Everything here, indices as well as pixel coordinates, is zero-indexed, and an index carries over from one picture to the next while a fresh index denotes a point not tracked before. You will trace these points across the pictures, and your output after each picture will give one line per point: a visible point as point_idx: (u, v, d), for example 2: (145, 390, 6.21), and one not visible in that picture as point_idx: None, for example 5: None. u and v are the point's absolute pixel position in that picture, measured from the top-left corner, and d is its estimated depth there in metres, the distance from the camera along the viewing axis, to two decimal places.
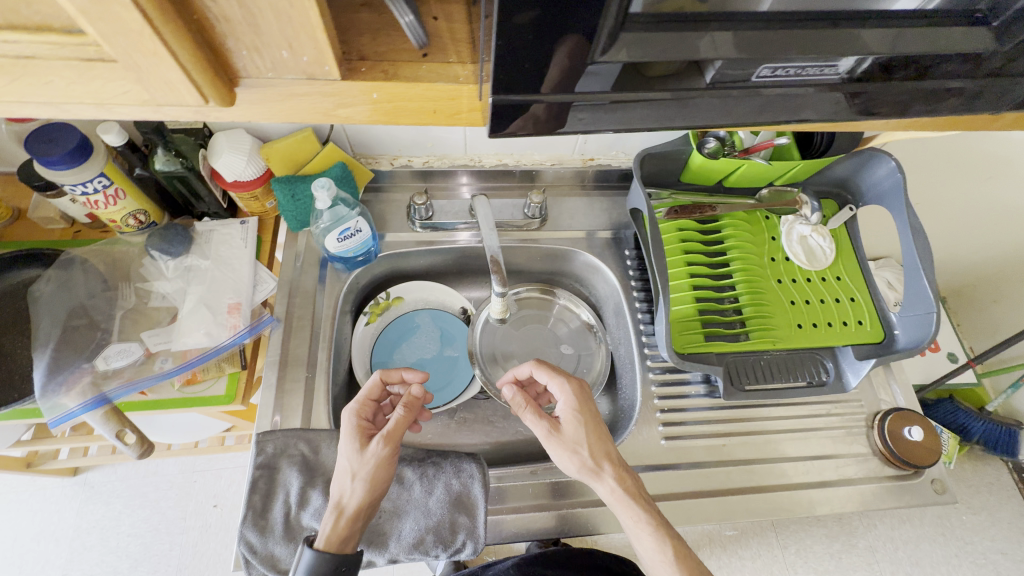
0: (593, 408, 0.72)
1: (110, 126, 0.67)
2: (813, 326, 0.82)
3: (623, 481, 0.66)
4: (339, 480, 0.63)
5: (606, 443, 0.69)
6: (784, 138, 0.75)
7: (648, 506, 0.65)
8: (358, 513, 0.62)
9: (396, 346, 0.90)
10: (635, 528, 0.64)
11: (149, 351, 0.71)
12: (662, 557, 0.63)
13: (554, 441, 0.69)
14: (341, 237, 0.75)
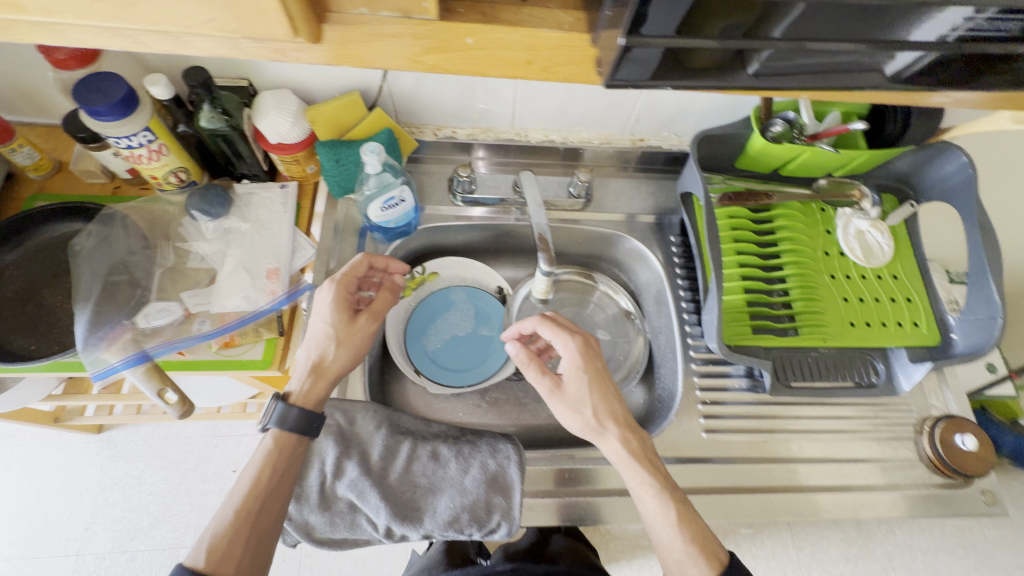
0: (598, 354, 0.69)
1: (157, 78, 0.65)
2: (867, 325, 0.78)
3: (622, 433, 0.65)
4: (320, 347, 0.66)
5: (612, 401, 0.67)
6: (859, 124, 0.71)
7: (653, 467, 0.64)
8: (330, 373, 0.66)
9: (430, 322, 0.88)
10: (638, 489, 0.63)
11: (188, 311, 0.70)
12: (664, 519, 0.61)
13: (558, 402, 0.67)
14: (384, 206, 0.73)
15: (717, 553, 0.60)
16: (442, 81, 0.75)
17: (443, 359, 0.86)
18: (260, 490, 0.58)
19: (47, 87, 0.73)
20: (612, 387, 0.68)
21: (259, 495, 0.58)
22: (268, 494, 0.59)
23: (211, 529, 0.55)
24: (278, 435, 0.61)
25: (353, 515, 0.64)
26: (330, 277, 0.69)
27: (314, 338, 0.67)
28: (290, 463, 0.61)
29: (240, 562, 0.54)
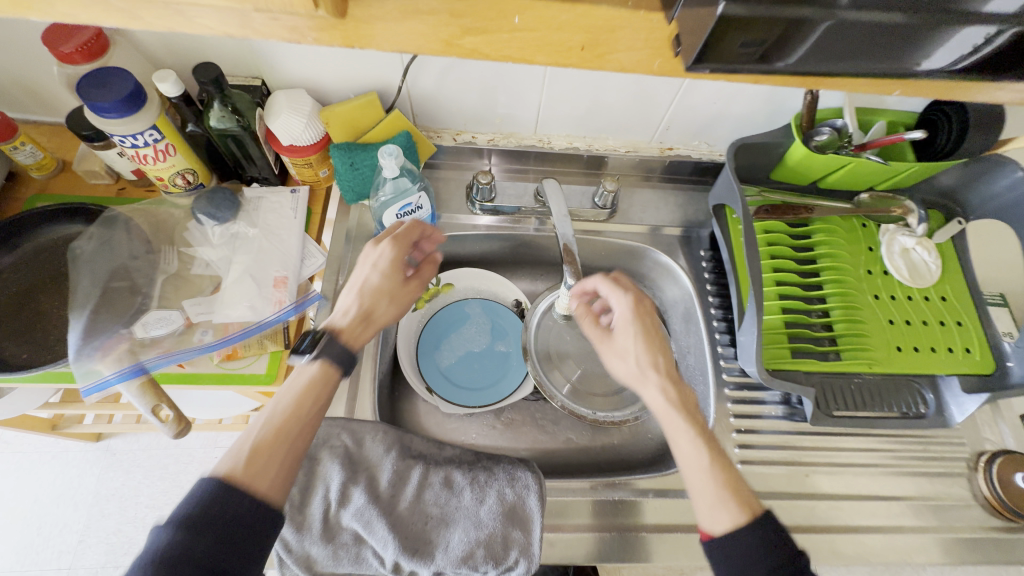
0: (648, 304, 0.63)
1: (166, 74, 0.62)
2: (915, 350, 0.73)
3: (663, 384, 0.58)
4: (361, 290, 0.61)
5: (657, 353, 0.59)
6: (915, 134, 0.65)
7: (698, 416, 0.56)
8: (364, 315, 0.60)
9: (444, 336, 0.84)
10: (675, 435, 0.55)
11: (189, 320, 0.66)
12: (701, 467, 0.53)
13: (608, 350, 0.62)
14: (400, 213, 0.69)
15: (757, 503, 0.51)
16: (463, 83, 0.71)
17: (456, 376, 0.81)
18: (300, 415, 0.52)
19: (53, 83, 0.70)
20: (659, 336, 0.61)
21: (298, 420, 0.51)
22: (304, 420, 0.52)
23: (247, 438, 0.49)
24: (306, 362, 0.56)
25: (358, 548, 0.59)
26: (392, 230, 0.64)
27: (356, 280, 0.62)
28: (320, 395, 0.54)
29: (268, 484, 0.47)
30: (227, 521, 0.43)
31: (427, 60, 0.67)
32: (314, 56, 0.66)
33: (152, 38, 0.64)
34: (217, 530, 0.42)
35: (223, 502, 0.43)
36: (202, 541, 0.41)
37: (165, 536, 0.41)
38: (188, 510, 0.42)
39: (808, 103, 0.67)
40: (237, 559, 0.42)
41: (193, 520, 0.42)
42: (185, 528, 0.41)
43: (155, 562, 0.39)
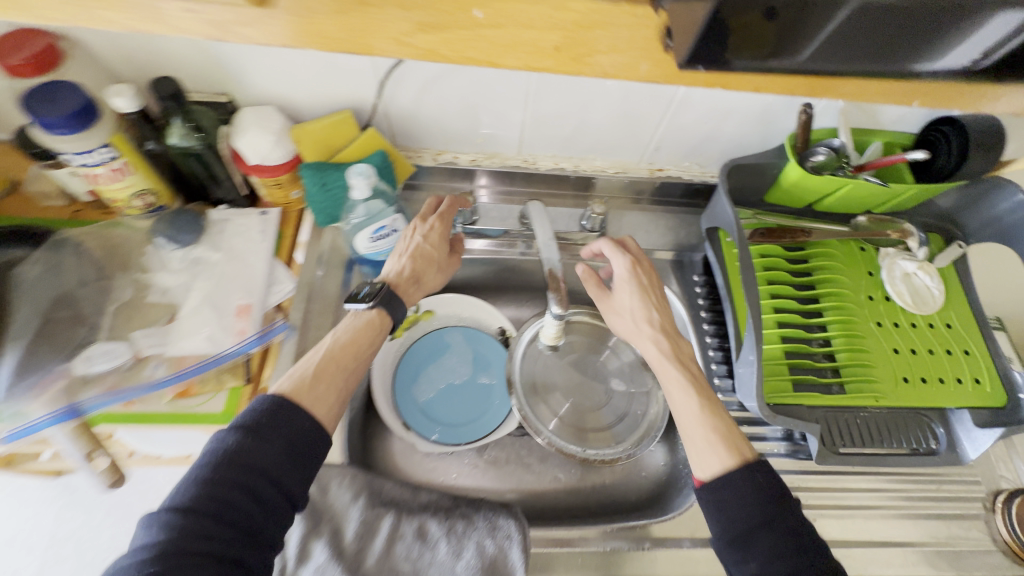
0: (650, 265, 0.69)
1: (122, 89, 0.57)
2: (923, 381, 0.68)
3: (655, 336, 0.63)
4: (413, 255, 0.64)
5: (653, 309, 0.65)
6: (920, 154, 0.62)
7: (690, 368, 0.60)
8: (411, 278, 0.64)
9: (423, 367, 0.78)
10: (668, 383, 0.60)
11: (138, 354, 0.61)
12: (693, 409, 0.56)
13: (614, 306, 0.67)
14: (374, 236, 0.64)
15: (743, 449, 0.52)
16: (443, 101, 0.68)
17: (436, 411, 0.75)
18: (351, 348, 0.57)
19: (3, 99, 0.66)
20: (660, 294, 0.66)
21: (351, 354, 0.56)
22: (356, 354, 0.57)
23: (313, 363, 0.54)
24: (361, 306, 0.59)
25: None
26: (442, 205, 0.67)
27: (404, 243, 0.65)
28: (372, 336, 0.59)
29: (324, 405, 0.52)
30: (286, 433, 0.47)
31: (402, 77, 0.63)
32: (284, 72, 0.62)
33: (110, 51, 0.60)
34: (279, 437, 0.47)
35: (286, 416, 0.48)
36: (266, 446, 0.46)
37: (231, 439, 0.46)
38: (252, 419, 0.47)
39: (803, 122, 0.64)
40: (295, 464, 0.47)
41: (258, 427, 0.47)
42: (249, 432, 0.46)
43: (225, 460, 0.45)
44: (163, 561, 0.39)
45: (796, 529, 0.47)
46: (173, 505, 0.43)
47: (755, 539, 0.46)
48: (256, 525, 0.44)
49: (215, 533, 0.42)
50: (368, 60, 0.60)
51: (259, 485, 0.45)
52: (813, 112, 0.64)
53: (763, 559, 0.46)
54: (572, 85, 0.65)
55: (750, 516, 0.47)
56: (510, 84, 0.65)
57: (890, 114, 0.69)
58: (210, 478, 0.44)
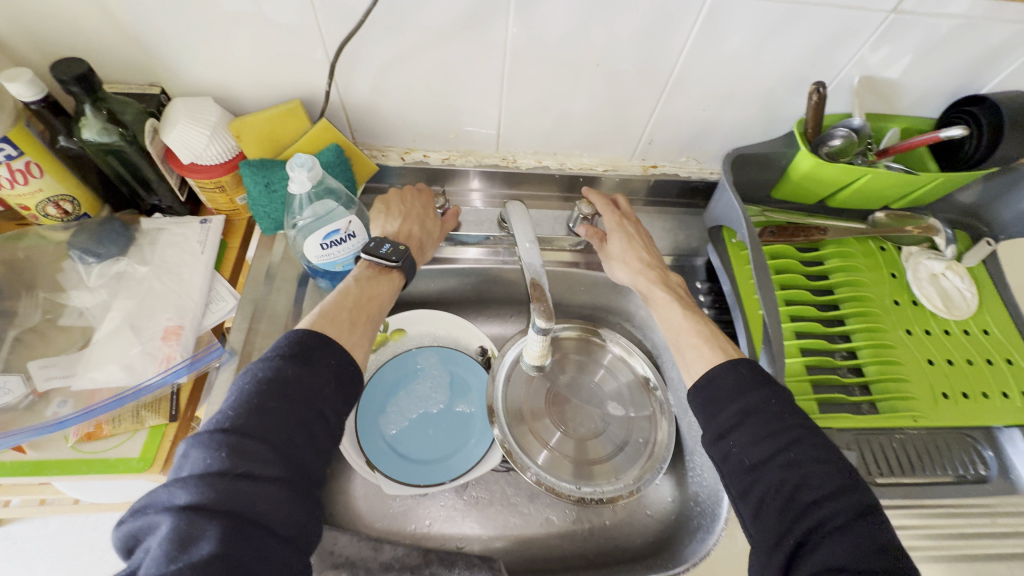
0: (632, 212, 0.69)
1: (20, 73, 0.48)
2: (965, 397, 0.59)
3: (645, 271, 0.63)
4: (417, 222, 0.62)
5: (642, 250, 0.65)
6: (956, 130, 0.55)
7: (682, 296, 0.61)
8: (414, 243, 0.62)
9: (391, 395, 0.68)
10: (662, 308, 0.60)
11: (37, 390, 0.50)
12: (688, 326, 0.57)
13: (609, 254, 0.66)
14: (325, 241, 0.55)
15: (724, 346, 0.54)
16: (406, 90, 0.60)
17: (405, 446, 0.64)
18: (379, 298, 0.55)
19: None
20: (648, 237, 0.67)
21: (377, 303, 0.55)
22: (382, 303, 0.56)
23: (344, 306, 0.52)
24: (381, 262, 0.57)
25: None
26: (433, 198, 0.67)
27: (405, 207, 0.64)
28: (392, 288, 0.57)
29: (360, 350, 0.50)
30: (336, 368, 0.45)
31: (358, 59, 0.55)
32: (220, 55, 0.54)
33: (14, 34, 0.51)
34: (329, 372, 0.45)
35: (334, 351, 0.46)
36: (319, 379, 0.44)
37: (283, 368, 0.42)
38: (301, 349, 0.44)
39: (814, 104, 0.57)
40: (343, 401, 0.45)
41: (309, 358, 0.44)
42: (300, 363, 0.44)
43: (281, 387, 0.41)
44: (225, 494, 0.35)
45: (780, 411, 0.45)
46: (226, 430, 0.38)
47: (736, 426, 0.45)
48: (312, 461, 0.41)
49: (273, 464, 0.38)
50: (316, 39, 0.53)
51: (313, 419, 0.42)
52: (825, 92, 0.56)
53: (745, 444, 0.44)
54: (553, 68, 0.57)
55: (732, 405, 0.46)
56: (483, 67, 0.57)
57: (908, 97, 0.62)
58: (267, 403, 0.40)
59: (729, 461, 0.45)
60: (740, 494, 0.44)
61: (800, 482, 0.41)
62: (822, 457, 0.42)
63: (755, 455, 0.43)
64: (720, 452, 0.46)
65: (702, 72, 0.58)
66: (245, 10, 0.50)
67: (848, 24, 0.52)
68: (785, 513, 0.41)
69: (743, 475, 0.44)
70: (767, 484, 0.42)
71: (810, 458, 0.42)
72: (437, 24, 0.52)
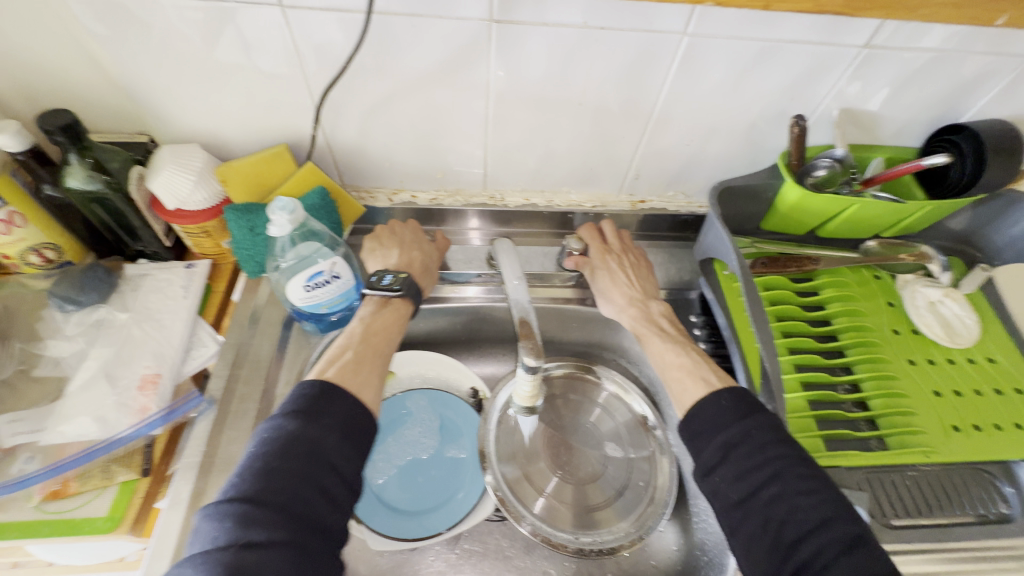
0: (620, 241, 0.68)
1: (7, 125, 0.49)
2: (977, 429, 0.56)
3: (628, 307, 0.62)
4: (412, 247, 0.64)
5: (627, 283, 0.64)
6: (940, 159, 0.55)
7: (666, 327, 0.60)
8: (419, 267, 0.63)
9: (379, 441, 0.65)
10: (646, 342, 0.58)
11: (5, 446, 0.48)
12: (670, 359, 0.55)
13: (596, 292, 0.65)
14: (308, 284, 0.54)
15: (706, 378, 0.52)
16: (392, 132, 0.60)
17: (393, 496, 0.61)
18: (384, 333, 0.55)
19: None
20: (635, 266, 0.66)
21: (383, 337, 0.55)
22: (389, 336, 0.55)
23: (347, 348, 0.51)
24: (383, 294, 0.57)
25: None
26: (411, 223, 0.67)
27: (398, 237, 0.64)
28: (399, 318, 0.58)
29: (370, 389, 0.48)
30: (342, 415, 0.43)
31: (344, 103, 0.56)
32: (207, 103, 0.55)
33: (5, 86, 0.53)
34: (335, 421, 0.43)
35: (339, 398, 0.44)
36: (324, 430, 0.42)
37: (285, 425, 0.41)
38: (304, 403, 0.43)
39: (796, 136, 0.57)
40: (354, 449, 0.43)
41: (314, 411, 0.42)
42: (304, 416, 0.42)
43: (286, 446, 0.40)
44: (229, 568, 0.33)
45: (763, 441, 0.43)
46: (233, 498, 0.37)
47: (721, 462, 0.44)
48: (326, 518, 0.39)
49: (278, 526, 0.36)
50: (302, 86, 0.54)
51: (322, 474, 0.40)
52: (806, 124, 0.57)
53: (730, 480, 0.42)
54: (537, 108, 0.58)
55: (716, 438, 0.45)
56: (467, 109, 0.58)
57: (889, 128, 0.62)
58: (273, 464, 0.39)
59: (719, 497, 0.43)
60: (731, 531, 0.42)
61: (785, 517, 0.39)
62: (807, 488, 0.40)
63: (739, 491, 0.42)
64: (708, 488, 0.44)
65: (683, 108, 0.59)
66: (231, 59, 0.51)
67: (821, 60, 0.53)
68: (773, 551, 0.39)
69: (730, 512, 0.42)
70: (753, 521, 0.40)
71: (792, 491, 0.40)
72: (420, 68, 0.53)
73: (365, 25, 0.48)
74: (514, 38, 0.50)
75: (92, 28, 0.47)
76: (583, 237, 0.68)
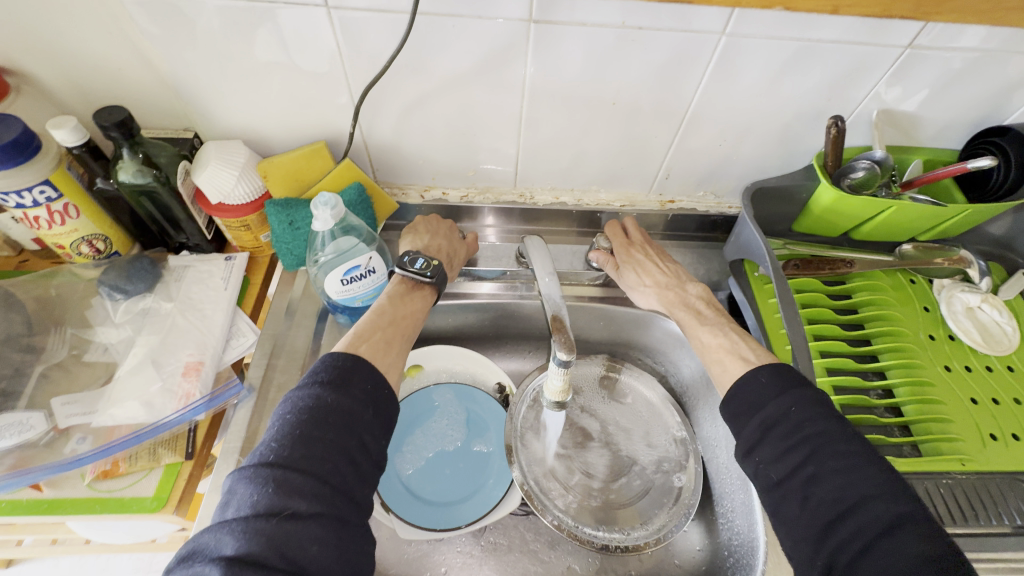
0: (641, 234, 0.68)
1: (65, 120, 0.52)
2: (1016, 439, 0.55)
3: (663, 294, 0.62)
4: (442, 237, 0.65)
5: (657, 270, 0.64)
6: (986, 161, 0.53)
7: (706, 309, 0.60)
8: (444, 255, 0.64)
9: (408, 435, 0.66)
10: (689, 327, 0.58)
11: (59, 427, 0.50)
12: (716, 338, 0.55)
13: (625, 287, 0.65)
14: (345, 277, 0.55)
15: (744, 355, 0.52)
16: (427, 130, 0.61)
17: (422, 488, 0.62)
18: (411, 316, 0.56)
19: None
20: (660, 254, 0.66)
21: (411, 321, 0.56)
22: (416, 319, 0.56)
23: (373, 323, 0.53)
24: (414, 278, 0.58)
25: None
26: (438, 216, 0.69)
27: (432, 226, 0.66)
28: (425, 303, 0.58)
29: (395, 372, 0.50)
30: (373, 391, 0.45)
31: (381, 101, 0.58)
32: (250, 99, 0.57)
33: (59, 82, 0.55)
34: (367, 396, 0.44)
35: (369, 373, 0.46)
36: (358, 404, 0.43)
37: (323, 395, 0.42)
38: (336, 374, 0.44)
39: (833, 137, 0.56)
40: (382, 427, 0.45)
41: (346, 383, 0.44)
42: (338, 388, 0.43)
43: (324, 416, 0.41)
44: (273, 539, 0.34)
45: (801, 419, 0.42)
46: (272, 465, 0.38)
47: (760, 442, 0.44)
48: (357, 492, 0.40)
49: (318, 495, 0.37)
50: (343, 85, 0.55)
51: (355, 448, 0.41)
52: (844, 125, 0.56)
53: (768, 460, 0.43)
54: (571, 108, 0.59)
55: (754, 418, 0.45)
56: (502, 106, 0.58)
57: (929, 128, 0.61)
58: (311, 433, 0.40)
59: (759, 478, 0.43)
60: (773, 513, 0.42)
61: (821, 498, 0.39)
62: (846, 466, 0.39)
63: (777, 472, 0.42)
64: (750, 468, 0.44)
65: (717, 109, 0.58)
66: (273, 57, 0.52)
67: (862, 59, 0.53)
68: (811, 530, 0.39)
69: (770, 492, 0.42)
70: (792, 501, 0.41)
71: (829, 470, 0.39)
72: (457, 67, 0.54)
73: (408, 26, 0.49)
74: (552, 37, 0.51)
75: (144, 27, 0.49)
76: (607, 236, 0.69)
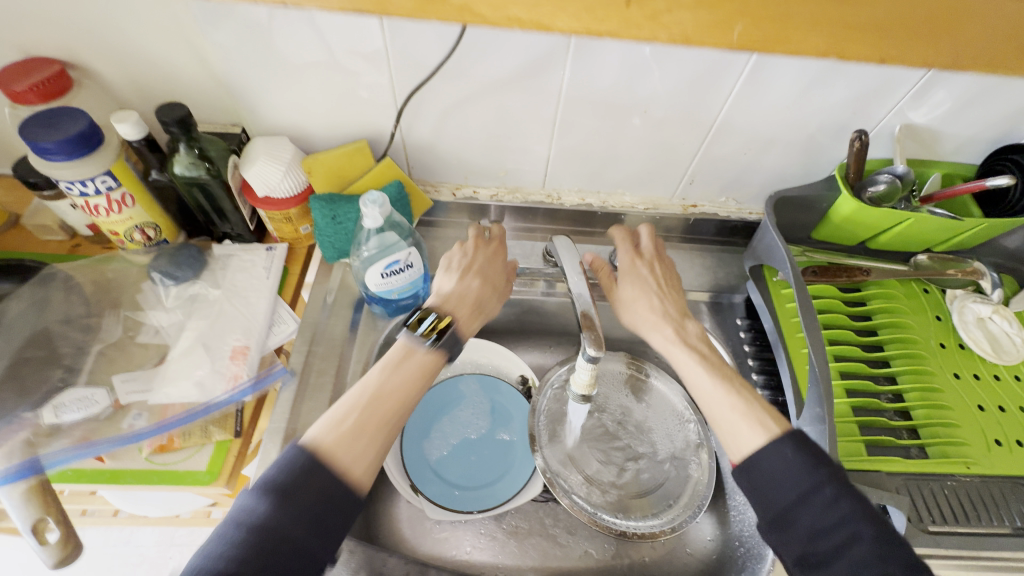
0: (654, 246, 0.67)
1: (128, 115, 0.55)
2: (1020, 445, 0.58)
3: (661, 327, 0.60)
4: (472, 275, 0.59)
5: (660, 299, 0.62)
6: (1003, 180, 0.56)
7: (704, 351, 0.58)
8: (471, 304, 0.58)
9: (435, 422, 0.70)
10: (684, 369, 0.57)
11: (118, 402, 0.54)
12: (712, 389, 0.54)
13: (618, 300, 0.64)
14: (385, 271, 0.59)
15: None
16: (464, 132, 0.64)
17: (448, 472, 0.66)
18: (401, 394, 0.49)
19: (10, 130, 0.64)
20: (667, 278, 0.65)
21: (400, 401, 0.49)
22: (406, 399, 0.49)
23: (354, 406, 0.47)
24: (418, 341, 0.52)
25: None
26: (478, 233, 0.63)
27: (465, 261, 0.60)
28: (424, 375, 0.51)
29: (363, 465, 0.44)
30: (316, 499, 0.39)
31: (423, 103, 0.60)
32: (298, 99, 0.60)
33: (120, 78, 0.58)
34: (309, 505, 0.39)
35: (318, 479, 0.40)
36: (295, 519, 0.38)
37: (259, 506, 0.38)
38: (284, 479, 0.40)
39: (856, 150, 0.59)
40: (325, 540, 0.39)
41: (288, 490, 0.39)
42: (278, 498, 0.38)
43: (250, 535, 0.37)
44: None
45: (838, 495, 0.43)
46: None
47: (795, 513, 0.43)
48: None
49: None
50: (388, 88, 0.58)
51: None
52: (867, 139, 0.58)
53: (802, 540, 0.43)
54: (604, 115, 0.61)
55: (781, 496, 0.44)
56: (538, 111, 0.61)
57: (949, 144, 0.63)
58: (234, 556, 0.36)
59: (790, 551, 0.43)
60: None
61: None
62: (887, 552, 0.40)
63: (817, 551, 0.42)
64: (778, 538, 0.44)
65: (744, 120, 0.61)
66: (325, 61, 0.55)
67: (888, 77, 0.55)
68: None
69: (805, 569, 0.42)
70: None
71: (876, 555, 0.40)
72: (498, 74, 0.56)
73: (458, 35, 0.52)
74: (592, 49, 0.53)
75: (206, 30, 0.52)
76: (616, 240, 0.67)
